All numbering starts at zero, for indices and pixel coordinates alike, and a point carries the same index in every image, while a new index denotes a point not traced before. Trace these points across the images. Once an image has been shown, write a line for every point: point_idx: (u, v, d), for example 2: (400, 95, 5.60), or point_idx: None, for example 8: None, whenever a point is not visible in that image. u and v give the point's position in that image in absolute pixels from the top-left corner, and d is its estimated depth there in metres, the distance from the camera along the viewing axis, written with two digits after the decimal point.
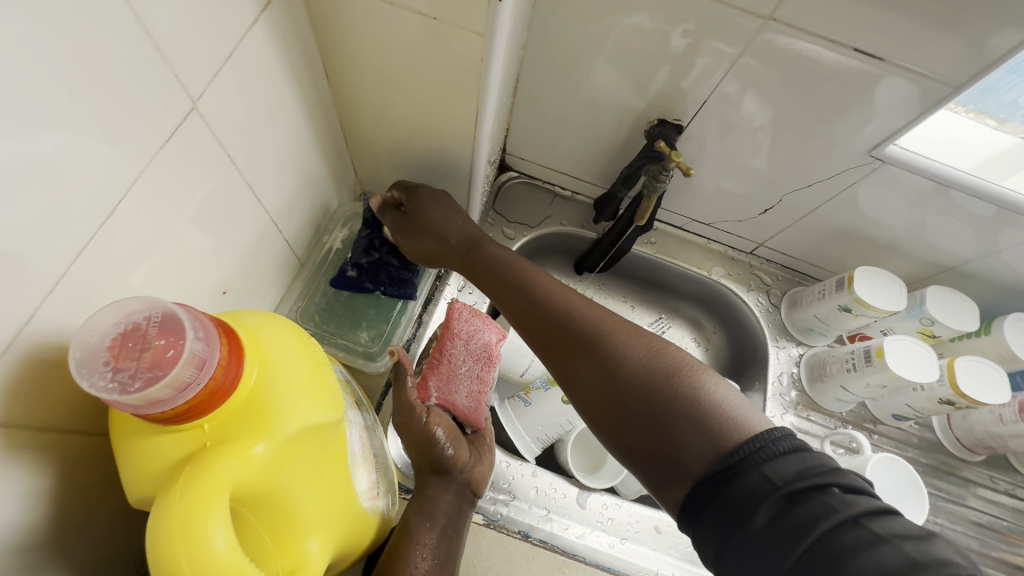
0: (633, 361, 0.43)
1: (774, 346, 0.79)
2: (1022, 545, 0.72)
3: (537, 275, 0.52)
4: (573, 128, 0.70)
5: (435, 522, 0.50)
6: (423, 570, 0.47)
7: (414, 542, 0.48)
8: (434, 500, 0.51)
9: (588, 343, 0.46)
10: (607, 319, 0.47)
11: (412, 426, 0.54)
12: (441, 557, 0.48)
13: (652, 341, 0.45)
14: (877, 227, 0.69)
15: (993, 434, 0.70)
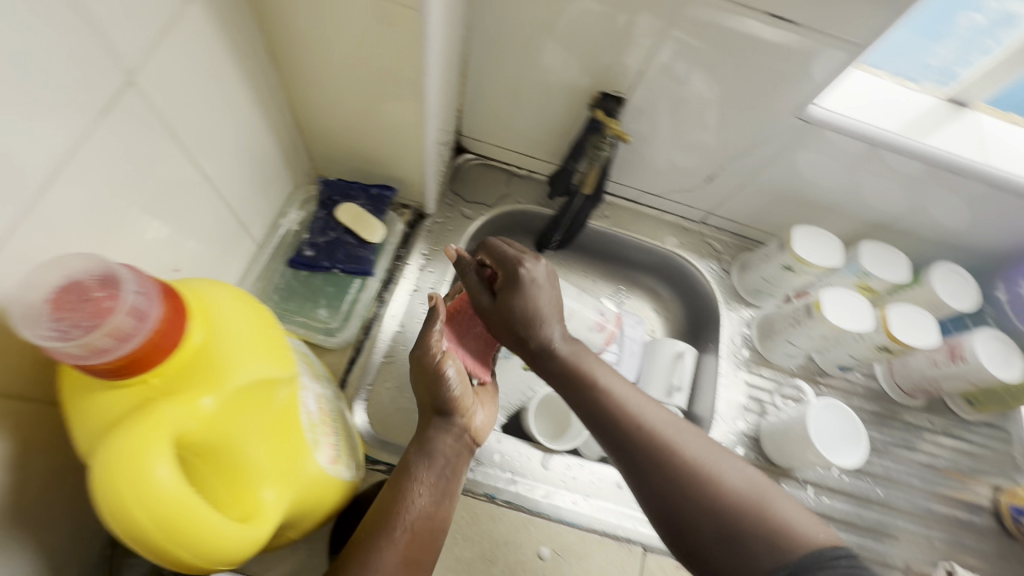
0: (709, 476, 0.49)
1: (727, 310, 0.82)
2: (957, 480, 0.77)
3: (603, 376, 0.57)
4: (522, 107, 0.73)
5: (434, 465, 0.53)
6: (420, 505, 0.50)
7: (412, 482, 0.51)
8: (436, 442, 0.55)
9: (658, 455, 0.51)
10: (679, 432, 0.53)
11: (425, 372, 0.57)
12: (437, 497, 0.52)
13: (717, 451, 0.52)
14: (814, 190, 0.73)
15: (928, 377, 0.74)
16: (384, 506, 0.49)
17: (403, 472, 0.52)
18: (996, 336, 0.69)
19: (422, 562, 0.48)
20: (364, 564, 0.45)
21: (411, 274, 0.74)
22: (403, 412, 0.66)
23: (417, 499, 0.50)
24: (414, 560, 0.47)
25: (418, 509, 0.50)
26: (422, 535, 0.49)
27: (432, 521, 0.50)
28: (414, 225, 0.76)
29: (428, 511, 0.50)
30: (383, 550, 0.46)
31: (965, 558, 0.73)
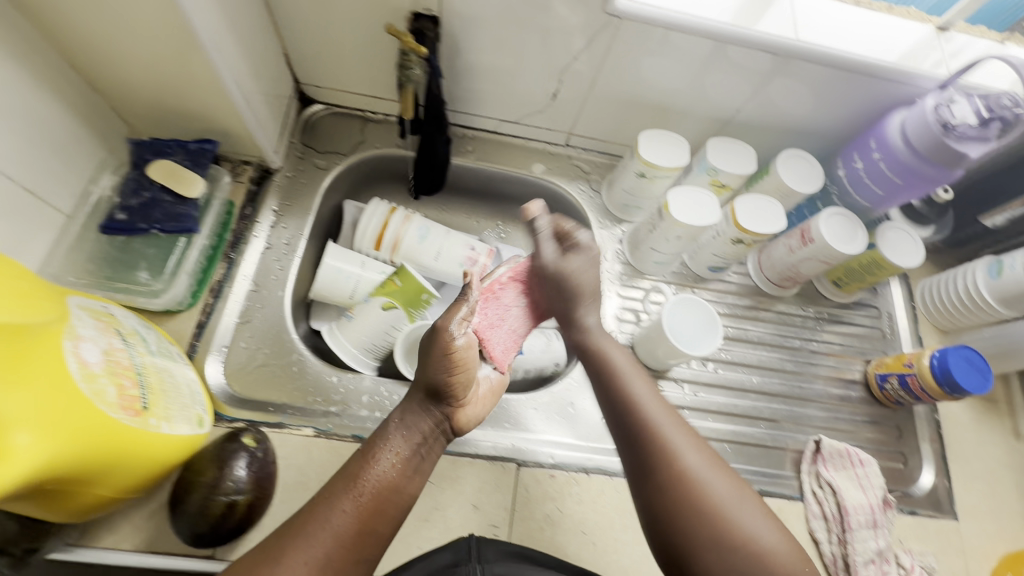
0: (722, 509, 0.49)
1: (599, 228, 0.83)
2: (830, 359, 0.81)
3: (632, 386, 0.58)
4: (346, 41, 0.69)
5: (412, 438, 0.52)
6: (386, 472, 0.49)
7: (387, 445, 0.51)
8: (414, 416, 0.52)
9: (674, 473, 0.51)
10: (699, 461, 0.52)
11: (429, 345, 0.52)
12: (403, 470, 0.50)
13: (734, 488, 0.51)
14: (656, 91, 0.72)
15: (789, 264, 0.77)
16: (350, 469, 0.49)
17: (379, 438, 0.52)
18: (838, 213, 0.71)
19: (373, 535, 0.47)
20: (318, 519, 0.45)
21: (261, 232, 0.71)
22: (264, 369, 0.65)
23: (382, 469, 0.49)
24: (366, 530, 0.47)
25: (380, 475, 0.49)
26: (379, 504, 0.48)
27: (393, 488, 0.49)
28: (261, 182, 0.73)
29: (393, 483, 0.49)
30: (339, 504, 0.47)
31: (839, 429, 0.76)
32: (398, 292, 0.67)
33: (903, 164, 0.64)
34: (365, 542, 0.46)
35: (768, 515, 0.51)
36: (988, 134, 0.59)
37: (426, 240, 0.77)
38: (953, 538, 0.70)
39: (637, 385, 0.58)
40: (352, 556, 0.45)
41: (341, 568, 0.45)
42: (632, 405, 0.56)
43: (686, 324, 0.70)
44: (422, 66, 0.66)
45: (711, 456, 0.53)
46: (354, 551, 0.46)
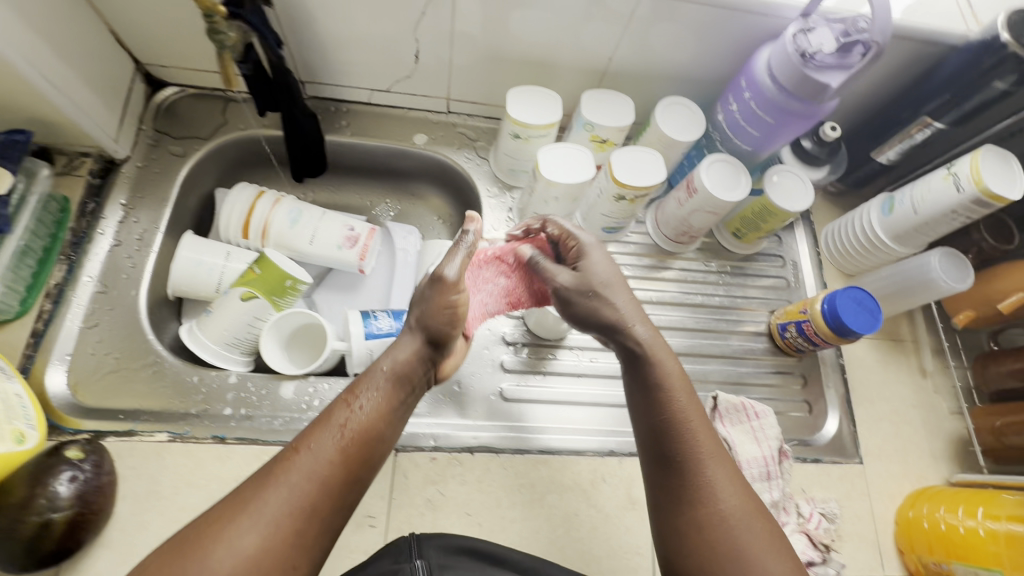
0: (727, 524, 0.44)
1: (488, 197, 0.78)
2: (734, 313, 0.79)
3: (665, 375, 0.50)
4: (174, 10, 0.63)
5: (400, 381, 0.50)
6: (372, 417, 0.47)
7: (372, 391, 0.48)
8: (402, 357, 0.52)
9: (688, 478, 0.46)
10: (720, 472, 0.46)
11: (426, 290, 0.55)
12: (389, 417, 0.48)
13: (751, 510, 0.45)
14: (524, 43, 0.68)
15: (680, 218, 0.73)
16: (335, 409, 0.47)
17: (369, 379, 0.49)
18: (721, 160, 0.68)
19: (357, 482, 0.45)
20: (300, 463, 0.42)
21: (108, 228, 0.66)
22: (115, 375, 0.60)
23: (364, 415, 0.47)
24: (353, 476, 0.44)
25: (364, 421, 0.46)
26: (365, 449, 0.46)
27: (378, 433, 0.47)
28: (106, 174, 0.68)
29: (377, 430, 0.47)
30: (324, 449, 0.44)
31: (743, 382, 0.75)
32: (257, 280, 0.63)
33: (773, 102, 0.60)
34: (349, 487, 0.44)
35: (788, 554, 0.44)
36: (850, 61, 0.56)
37: (298, 224, 0.71)
38: (856, 482, 0.69)
39: (671, 370, 0.50)
40: (333, 502, 0.43)
41: (321, 514, 0.42)
42: (667, 393, 0.49)
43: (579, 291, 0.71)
44: (242, 28, 0.57)
45: (736, 471, 0.47)
46: (337, 499, 0.43)
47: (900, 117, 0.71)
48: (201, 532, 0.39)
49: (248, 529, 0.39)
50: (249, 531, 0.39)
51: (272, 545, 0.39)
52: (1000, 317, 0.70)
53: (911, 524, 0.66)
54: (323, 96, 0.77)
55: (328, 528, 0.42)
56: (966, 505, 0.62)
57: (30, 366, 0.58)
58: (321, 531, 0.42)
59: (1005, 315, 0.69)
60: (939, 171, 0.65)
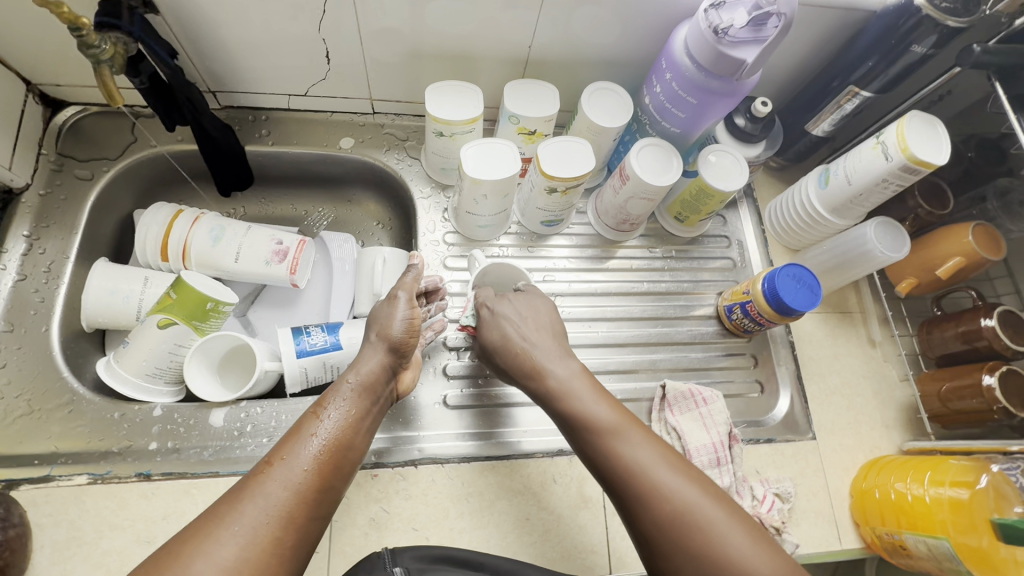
0: (702, 530, 0.41)
1: (423, 199, 0.76)
2: (682, 298, 0.78)
3: (583, 398, 0.50)
4: (57, 24, 0.59)
5: (365, 393, 0.51)
6: (340, 426, 0.47)
7: (340, 402, 0.49)
8: (367, 370, 0.52)
9: (645, 501, 0.43)
10: (670, 476, 0.44)
11: (381, 309, 0.57)
12: (358, 427, 0.48)
13: (723, 509, 0.42)
14: (439, 36, 0.65)
15: (618, 206, 0.72)
16: (304, 423, 0.46)
17: (336, 394, 0.49)
18: (652, 143, 0.66)
19: (333, 490, 0.44)
20: (275, 472, 0.41)
21: (11, 262, 0.62)
22: (27, 418, 0.57)
23: (333, 425, 0.47)
24: (330, 482, 0.44)
25: (335, 431, 0.46)
26: (337, 458, 0.45)
27: (349, 442, 0.47)
28: (7, 206, 0.64)
29: (348, 437, 0.46)
30: (299, 458, 0.43)
31: (693, 367, 0.74)
32: (174, 306, 0.59)
33: (693, 82, 0.59)
34: (327, 496, 0.43)
35: (777, 552, 0.41)
36: (763, 33, 0.54)
37: (221, 242, 0.68)
38: (811, 458, 0.69)
39: (591, 402, 0.50)
40: (312, 510, 0.42)
41: (300, 525, 0.40)
42: (596, 427, 0.48)
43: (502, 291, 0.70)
44: (118, 38, 0.52)
45: (717, 492, 0.44)
46: (314, 507, 0.42)
47: (829, 87, 0.70)
48: (177, 550, 0.36)
49: (226, 543, 0.37)
50: (228, 542, 0.37)
51: (253, 559, 0.37)
52: (940, 283, 0.70)
53: (864, 495, 0.66)
54: (239, 105, 0.74)
55: (308, 541, 0.41)
56: (915, 472, 0.62)
57: None
58: (301, 543, 0.40)
59: (944, 281, 0.69)
60: (869, 140, 0.65)
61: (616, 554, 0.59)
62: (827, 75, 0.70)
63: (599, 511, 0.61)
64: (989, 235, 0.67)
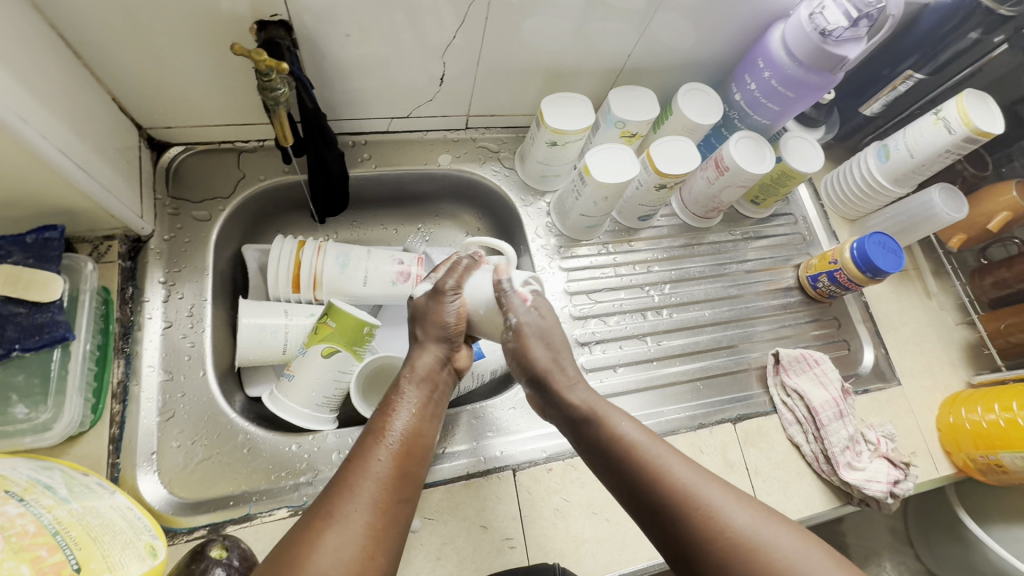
0: (748, 543, 0.41)
1: (524, 207, 0.80)
2: (766, 274, 0.85)
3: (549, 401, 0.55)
4: (187, 70, 0.59)
5: (427, 387, 0.52)
6: (410, 420, 0.48)
7: (407, 396, 0.50)
8: (421, 365, 0.53)
9: (688, 520, 0.43)
10: (715, 492, 0.44)
11: (427, 303, 0.56)
12: (425, 417, 0.50)
13: (759, 515, 0.42)
14: (546, 53, 0.68)
15: (711, 196, 0.78)
16: (377, 423, 0.48)
17: (397, 393, 0.51)
18: (746, 136, 0.72)
19: (412, 479, 0.45)
20: (359, 470, 0.43)
21: (154, 310, 0.62)
22: (209, 462, 0.58)
23: (405, 422, 0.48)
24: (409, 470, 0.45)
25: (406, 426, 0.48)
26: (411, 451, 0.46)
27: (421, 436, 0.48)
28: (137, 256, 0.64)
29: (416, 427, 0.48)
30: (374, 453, 0.45)
31: (788, 336, 0.81)
32: (335, 333, 0.60)
33: (793, 78, 0.66)
34: (409, 484, 0.45)
35: (816, 542, 0.42)
36: (860, 32, 0.62)
37: (349, 268, 0.68)
38: (903, 401, 0.77)
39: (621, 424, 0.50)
40: (397, 496, 0.43)
41: (390, 511, 0.42)
42: (628, 448, 0.48)
43: (478, 290, 0.55)
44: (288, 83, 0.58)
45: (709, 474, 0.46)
46: (398, 493, 0.43)
47: (881, 74, 0.79)
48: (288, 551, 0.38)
49: (338, 538, 0.38)
50: (342, 535, 0.38)
51: (362, 544, 0.39)
52: (988, 234, 0.81)
53: (953, 428, 0.73)
54: (340, 132, 0.75)
55: (401, 523, 0.42)
56: (999, 401, 0.71)
57: (118, 473, 0.55)
58: (394, 527, 0.42)
59: (994, 233, 0.80)
60: (929, 117, 0.73)
61: None
62: (875, 64, 0.79)
63: (744, 473, 0.67)
64: None
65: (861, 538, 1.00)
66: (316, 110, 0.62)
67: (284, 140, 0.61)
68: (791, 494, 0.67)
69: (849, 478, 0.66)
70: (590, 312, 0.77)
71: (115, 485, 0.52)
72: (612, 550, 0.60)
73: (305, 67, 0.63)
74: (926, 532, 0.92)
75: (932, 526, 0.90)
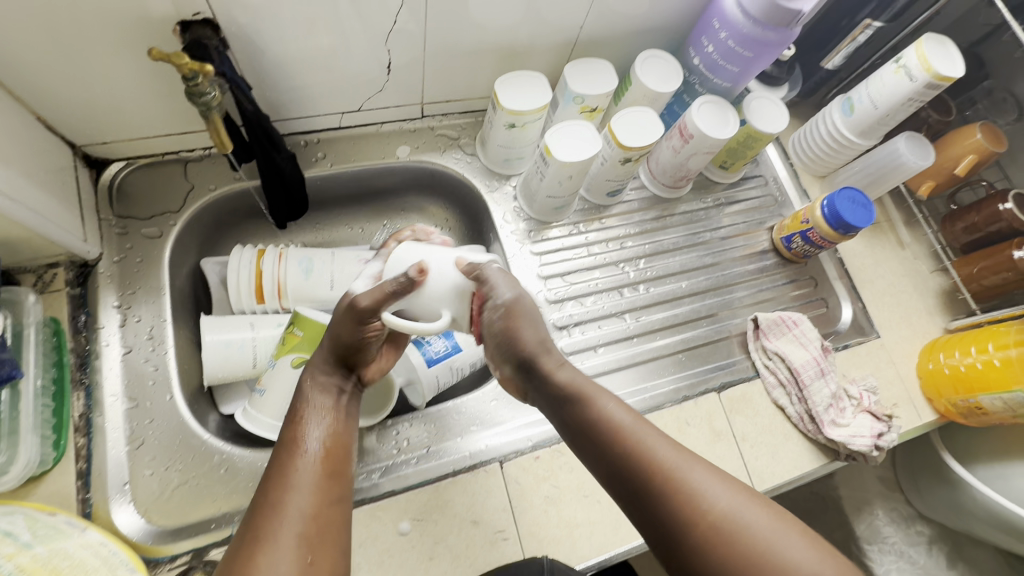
0: (730, 528, 0.39)
1: (490, 192, 0.78)
2: (742, 239, 0.84)
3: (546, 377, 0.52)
4: (115, 81, 0.56)
5: (337, 398, 0.48)
6: (324, 427, 0.45)
7: (317, 410, 0.46)
8: (322, 377, 0.48)
9: (664, 489, 0.41)
10: (698, 471, 0.42)
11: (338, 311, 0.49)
12: (342, 425, 0.46)
13: (743, 498, 0.40)
14: (497, 31, 0.65)
15: (678, 165, 0.76)
16: (288, 434, 0.44)
17: (304, 401, 0.47)
18: (708, 101, 0.70)
19: (342, 478, 0.43)
20: (279, 484, 0.40)
21: (112, 336, 0.60)
22: (185, 487, 0.56)
23: (318, 430, 0.45)
24: (335, 472, 0.43)
25: (320, 434, 0.44)
26: (336, 454, 0.44)
27: (340, 437, 0.46)
28: (87, 281, 0.61)
29: (336, 437, 0.45)
30: (296, 466, 0.42)
31: (766, 299, 0.81)
32: (304, 343, 0.58)
33: (751, 38, 0.64)
34: (338, 483, 0.43)
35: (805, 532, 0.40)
36: None
37: (313, 273, 0.66)
38: (883, 353, 0.77)
39: (594, 393, 0.47)
40: (328, 498, 0.41)
41: (323, 514, 0.40)
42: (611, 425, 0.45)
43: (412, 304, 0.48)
44: (222, 86, 0.55)
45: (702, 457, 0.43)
46: (329, 495, 0.42)
47: (839, 25, 0.78)
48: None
49: (271, 557, 0.36)
50: (276, 554, 0.37)
51: (298, 555, 0.37)
52: (956, 179, 0.81)
53: (932, 375, 0.74)
54: (290, 133, 0.72)
55: (339, 522, 0.41)
56: (976, 343, 0.71)
57: (90, 508, 0.53)
58: (333, 528, 0.40)
59: (961, 177, 0.81)
60: (890, 66, 0.72)
61: (755, 474, 0.66)
62: (832, 17, 0.79)
63: (732, 441, 0.67)
64: (993, 131, 0.78)
65: (851, 489, 1.02)
66: (259, 113, 0.60)
67: (226, 149, 0.58)
68: (780, 457, 0.67)
69: (834, 435, 0.66)
70: (566, 294, 0.75)
71: (85, 522, 0.51)
72: (606, 531, 0.59)
73: (243, 66, 0.59)
74: (915, 477, 0.94)
75: (920, 471, 0.92)
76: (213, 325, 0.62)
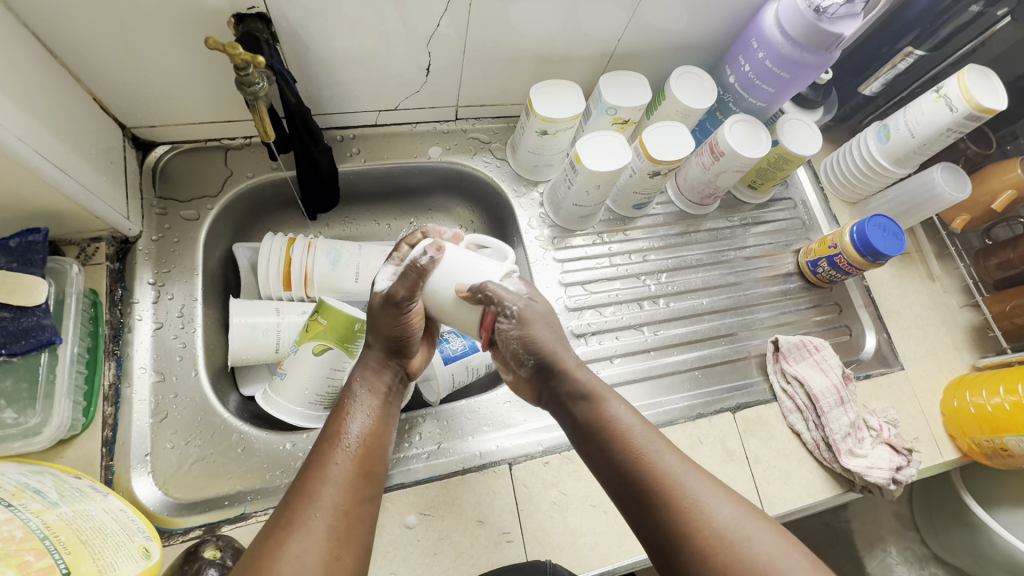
0: (727, 540, 0.40)
1: (517, 197, 0.79)
2: (767, 259, 0.83)
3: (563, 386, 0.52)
4: (168, 68, 0.58)
5: (384, 394, 0.50)
6: (365, 424, 0.47)
7: (361, 404, 0.48)
8: (373, 370, 0.51)
9: (667, 498, 0.42)
10: (701, 483, 0.42)
11: (378, 311, 0.50)
12: (382, 424, 0.48)
13: (745, 512, 0.41)
14: (536, 39, 0.67)
15: (707, 182, 0.76)
16: (332, 427, 0.46)
17: (351, 395, 0.49)
18: (741, 120, 0.70)
19: (374, 478, 0.45)
20: (316, 475, 0.42)
21: (145, 311, 0.62)
22: (203, 462, 0.58)
23: (359, 425, 0.46)
24: (368, 472, 0.44)
25: (360, 430, 0.46)
26: (370, 453, 0.45)
27: (378, 436, 0.47)
28: (126, 257, 0.64)
29: (375, 435, 0.46)
30: (335, 457, 0.43)
31: (788, 323, 0.80)
32: (326, 331, 0.59)
33: (789, 59, 0.64)
34: (370, 483, 0.44)
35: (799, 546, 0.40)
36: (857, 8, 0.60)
37: (340, 265, 0.67)
38: (906, 385, 0.76)
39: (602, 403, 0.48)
40: (358, 496, 0.42)
41: (352, 512, 0.41)
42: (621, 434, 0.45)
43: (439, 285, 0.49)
44: (268, 77, 0.57)
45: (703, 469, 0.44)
46: (360, 494, 0.43)
47: (879, 52, 0.78)
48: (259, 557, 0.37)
49: (299, 545, 0.38)
50: (305, 544, 0.38)
51: (325, 549, 0.38)
52: (992, 214, 0.80)
53: (957, 413, 0.72)
54: (327, 127, 0.74)
55: (364, 522, 0.42)
56: (1004, 383, 0.69)
57: (112, 476, 0.55)
58: (359, 527, 0.41)
59: (998, 212, 0.79)
60: (930, 95, 0.71)
61: (767, 498, 0.65)
62: (873, 43, 0.79)
63: (744, 462, 0.66)
64: None
65: (864, 524, 0.99)
66: (301, 106, 0.62)
67: (268, 139, 0.60)
68: (793, 483, 0.66)
69: (851, 466, 0.65)
70: (585, 303, 0.76)
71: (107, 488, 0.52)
72: (611, 542, 0.59)
73: (289, 61, 0.62)
74: (932, 517, 0.91)
75: (938, 510, 0.89)
76: (240, 308, 0.64)
